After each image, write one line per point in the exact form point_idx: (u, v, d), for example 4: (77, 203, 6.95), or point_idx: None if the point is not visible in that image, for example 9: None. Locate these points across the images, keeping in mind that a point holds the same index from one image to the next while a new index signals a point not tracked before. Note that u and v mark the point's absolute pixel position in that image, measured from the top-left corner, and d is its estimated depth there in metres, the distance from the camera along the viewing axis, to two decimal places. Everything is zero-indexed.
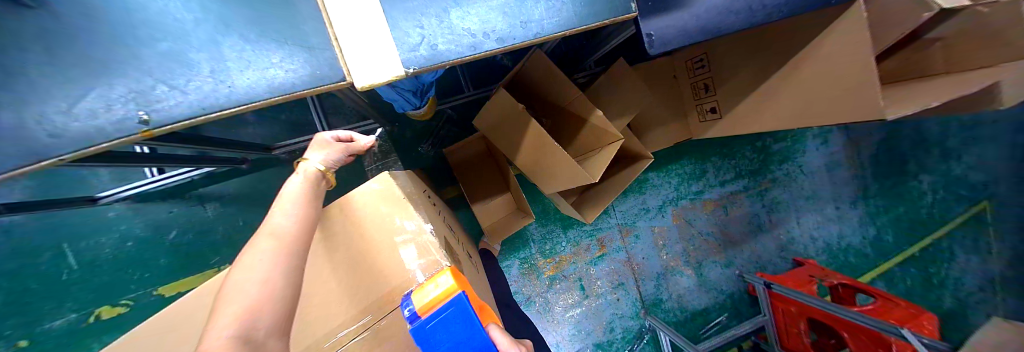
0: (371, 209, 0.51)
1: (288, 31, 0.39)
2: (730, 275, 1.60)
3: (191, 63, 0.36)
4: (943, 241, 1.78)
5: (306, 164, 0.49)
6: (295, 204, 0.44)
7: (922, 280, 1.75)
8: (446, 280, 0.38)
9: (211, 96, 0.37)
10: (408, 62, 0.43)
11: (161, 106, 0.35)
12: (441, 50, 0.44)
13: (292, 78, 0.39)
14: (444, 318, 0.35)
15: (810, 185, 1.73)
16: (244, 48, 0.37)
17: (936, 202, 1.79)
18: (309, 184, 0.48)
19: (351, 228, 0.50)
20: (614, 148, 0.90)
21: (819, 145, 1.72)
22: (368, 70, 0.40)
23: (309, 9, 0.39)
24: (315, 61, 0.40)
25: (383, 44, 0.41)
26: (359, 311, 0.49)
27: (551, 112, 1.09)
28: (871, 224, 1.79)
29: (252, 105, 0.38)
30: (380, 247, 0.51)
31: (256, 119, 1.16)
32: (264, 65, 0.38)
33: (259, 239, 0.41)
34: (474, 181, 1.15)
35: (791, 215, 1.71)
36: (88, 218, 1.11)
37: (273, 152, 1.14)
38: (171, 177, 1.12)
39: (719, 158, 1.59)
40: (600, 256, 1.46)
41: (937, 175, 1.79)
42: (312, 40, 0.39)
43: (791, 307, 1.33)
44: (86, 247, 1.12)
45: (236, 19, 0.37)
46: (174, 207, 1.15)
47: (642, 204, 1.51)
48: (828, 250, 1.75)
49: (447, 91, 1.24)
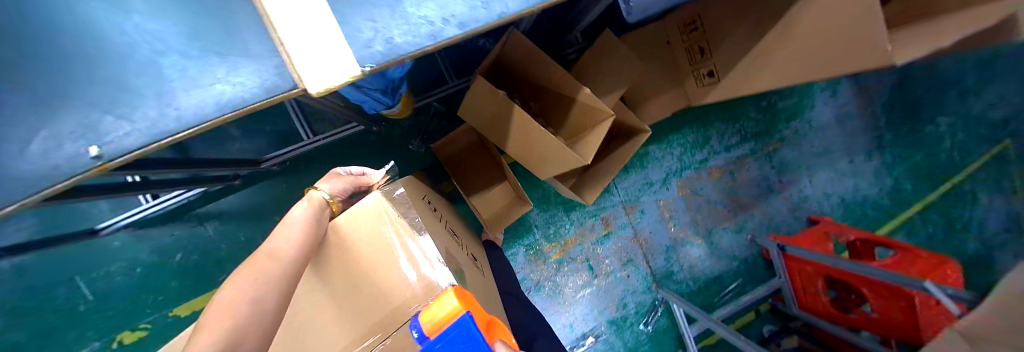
0: (364, 230, 0.49)
1: (228, 41, 0.35)
2: (742, 240, 1.58)
3: (135, 90, 0.34)
4: (966, 186, 1.71)
5: (315, 193, 0.52)
6: (297, 227, 0.44)
7: (943, 226, 1.69)
8: (450, 300, 0.37)
9: (161, 120, 0.34)
10: (363, 60, 0.38)
11: (112, 138, 0.34)
12: (398, 43, 0.39)
13: (242, 91, 0.36)
14: (450, 341, 0.34)
15: (820, 141, 1.66)
16: (186, 66, 0.35)
17: (956, 145, 1.71)
18: (311, 210, 0.48)
19: (343, 249, 0.48)
20: (606, 125, 0.89)
21: (827, 98, 1.65)
22: (319, 71, 0.34)
23: (245, 15, 0.35)
24: (264, 70, 0.36)
25: (332, 42, 0.35)
26: (361, 333, 0.45)
27: (539, 95, 1.07)
28: (887, 174, 1.72)
29: (202, 126, 0.35)
30: (377, 267, 0.48)
31: (241, 134, 1.16)
32: (209, 82, 0.35)
33: (258, 261, 0.40)
34: (470, 174, 1.14)
35: (801, 174, 1.65)
36: (94, 249, 1.14)
37: (262, 166, 1.13)
38: (167, 199, 1.14)
39: (722, 123, 1.54)
40: (606, 235, 1.45)
41: (957, 117, 1.70)
42: (254, 49, 0.35)
43: (805, 267, 1.31)
44: (97, 278, 1.16)
45: (171, 36, 0.34)
46: (177, 230, 1.17)
47: (644, 179, 1.48)
48: (843, 205, 1.70)
49: (430, 86, 1.22)
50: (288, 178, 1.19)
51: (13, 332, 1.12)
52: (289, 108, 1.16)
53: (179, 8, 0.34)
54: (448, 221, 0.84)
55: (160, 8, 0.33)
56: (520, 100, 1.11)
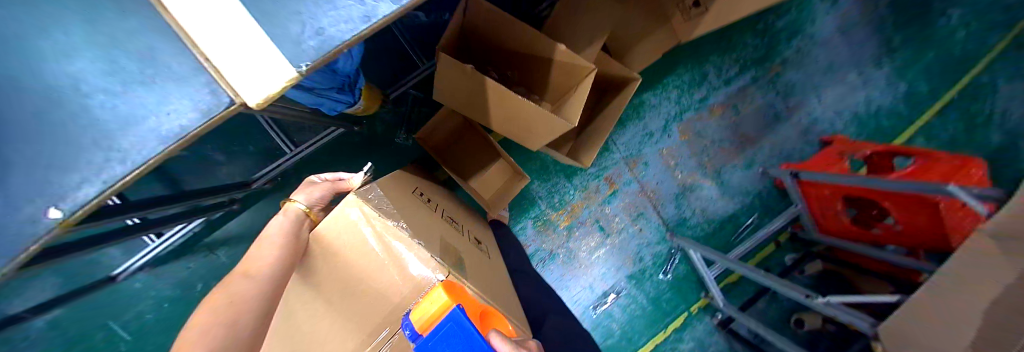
0: (345, 237, 0.48)
1: (150, 68, 0.33)
2: (753, 175, 1.54)
3: (72, 138, 0.32)
4: (983, 77, 1.61)
5: (292, 206, 0.54)
6: (273, 245, 0.45)
7: (965, 123, 1.59)
8: (440, 295, 0.37)
9: (106, 164, 0.33)
10: (296, 59, 0.34)
11: (67, 193, 0.32)
12: (330, 32, 0.34)
13: (178, 117, 0.33)
14: (442, 337, 0.32)
15: (826, 56, 1.56)
16: (115, 103, 0.33)
17: (970, 36, 1.61)
18: (289, 223, 0.50)
19: (326, 256, 0.48)
20: (589, 81, 0.85)
21: (828, 9, 1.53)
22: (252, 81, 0.33)
23: (160, 37, 0.33)
24: (194, 92, 0.33)
25: (259, 45, 0.33)
26: (367, 334, 0.46)
27: (515, 63, 1.01)
28: (899, 80, 1.60)
29: (148, 163, 0.33)
30: (367, 269, 0.48)
31: (226, 158, 1.15)
32: (143, 116, 0.33)
33: (234, 281, 0.41)
34: (462, 157, 1.13)
35: (810, 94, 1.56)
36: (120, 292, 1.21)
37: (251, 187, 1.14)
38: (173, 235, 1.17)
39: (718, 55, 1.47)
40: (612, 193, 1.43)
41: (965, 6, 1.60)
42: (178, 70, 0.33)
43: (824, 190, 1.23)
44: (128, 320, 1.22)
45: (90, 75, 0.32)
46: (190, 262, 1.22)
47: (643, 129, 1.44)
48: (855, 119, 1.59)
49: (402, 72, 1.19)
50: (279, 193, 1.20)
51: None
52: (263, 122, 1.14)
53: (91, 45, 0.32)
54: (449, 212, 0.84)
55: (73, 49, 0.32)
56: (495, 72, 1.06)
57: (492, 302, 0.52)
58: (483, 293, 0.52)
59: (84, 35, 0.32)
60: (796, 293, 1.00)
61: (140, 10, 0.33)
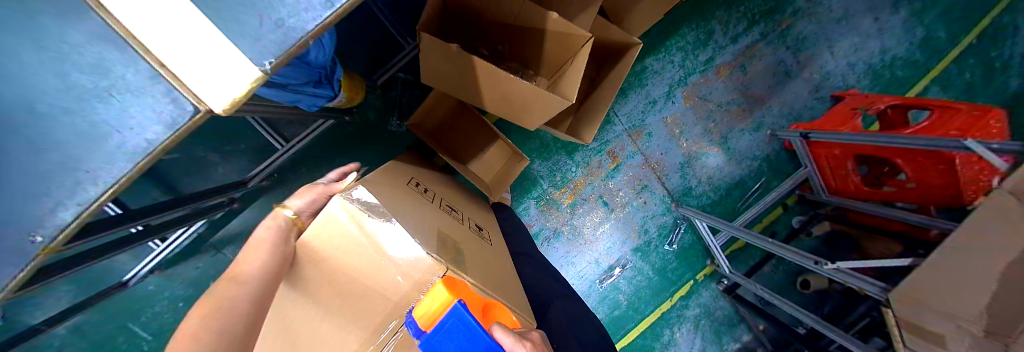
0: (330, 242, 0.47)
1: (104, 80, 0.31)
2: (761, 139, 1.49)
3: (41, 159, 0.32)
4: (1005, 17, 1.50)
5: (281, 211, 0.53)
6: (263, 249, 0.44)
7: (983, 68, 1.51)
8: (440, 291, 0.36)
9: (81, 185, 0.33)
10: (259, 58, 0.32)
11: (45, 216, 0.33)
12: (291, 24, 0.32)
13: (143, 132, 0.32)
14: (446, 332, 0.32)
15: (838, 4, 1.45)
16: (75, 121, 0.31)
17: None
18: (276, 230, 0.49)
19: (316, 262, 0.47)
20: (586, 51, 0.78)
21: None
22: (212, 85, 0.31)
23: (103, 44, 0.30)
24: (154, 104, 0.31)
25: (216, 46, 0.31)
26: (373, 329, 0.46)
27: (506, 37, 0.96)
28: (918, 24, 1.49)
29: (121, 182, 0.33)
30: (362, 270, 0.48)
31: (221, 158, 1.14)
32: (106, 132, 0.32)
33: (221, 286, 0.40)
34: (460, 142, 1.11)
35: (822, 47, 1.47)
36: (137, 295, 1.24)
37: (248, 186, 1.14)
38: (177, 238, 1.20)
39: (723, 11, 1.39)
40: (616, 168, 1.41)
41: None
42: (132, 79, 0.31)
43: (833, 150, 1.20)
44: (148, 320, 1.26)
45: (43, 92, 0.30)
46: (200, 261, 1.25)
47: (646, 97, 1.40)
48: (870, 72, 1.50)
49: (386, 56, 1.17)
50: (277, 189, 1.20)
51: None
52: (253, 122, 1.13)
53: (29, 57, 0.29)
54: (447, 200, 0.83)
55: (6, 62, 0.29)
56: (484, 48, 1.01)
57: (493, 295, 0.51)
58: (485, 285, 0.52)
59: (21, 46, 0.29)
60: (803, 259, 0.99)
61: (80, 11, 0.29)
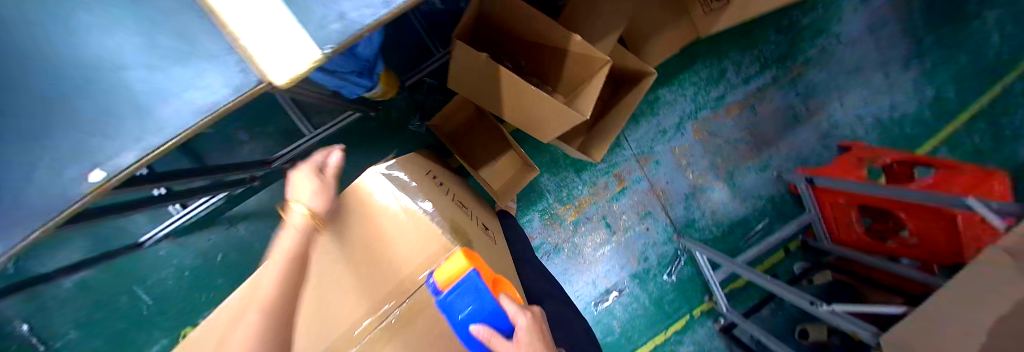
0: (367, 205, 0.55)
1: (186, 45, 0.35)
2: (768, 180, 1.50)
3: (115, 106, 0.35)
4: (1017, 87, 1.52)
5: (295, 212, 0.47)
6: (282, 261, 0.44)
7: (995, 134, 1.51)
8: (456, 259, 0.37)
9: (147, 133, 0.35)
10: (322, 42, 0.36)
11: (109, 159, 0.35)
12: (354, 17, 0.36)
13: (211, 93, 0.35)
14: (457, 296, 0.35)
15: (851, 57, 1.49)
16: (150, 76, 0.35)
17: (1009, 41, 1.52)
18: (297, 236, 0.46)
19: (359, 227, 0.55)
20: (603, 74, 0.84)
21: (856, 6, 1.47)
22: (280, 61, 0.34)
23: (192, 15, 0.34)
24: (228, 70, 0.35)
25: (287, 29, 0.34)
26: (381, 297, 0.50)
27: (530, 53, 1.02)
28: (928, 85, 1.52)
29: (182, 136, 0.35)
30: (388, 239, 0.54)
31: (249, 137, 1.20)
32: (177, 90, 0.35)
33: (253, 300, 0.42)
34: (473, 147, 1.15)
35: (831, 96, 1.50)
36: (145, 260, 1.27)
37: (272, 166, 1.14)
38: (197, 207, 1.21)
39: (738, 52, 1.43)
40: (622, 190, 1.43)
41: (1005, 8, 1.51)
42: (212, 48, 0.35)
43: (838, 200, 1.21)
44: (152, 285, 1.28)
45: (129, 49, 0.35)
46: (211, 233, 1.28)
47: (657, 127, 1.43)
48: (879, 126, 1.53)
49: (417, 61, 1.22)
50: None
51: (91, 338, 1.27)
52: (285, 102, 1.17)
53: (126, 18, 0.34)
54: (460, 198, 0.85)
55: (110, 23, 0.34)
56: (509, 61, 1.07)
57: None
58: None
59: (125, 10, 0.34)
60: (801, 300, 1.00)
61: None
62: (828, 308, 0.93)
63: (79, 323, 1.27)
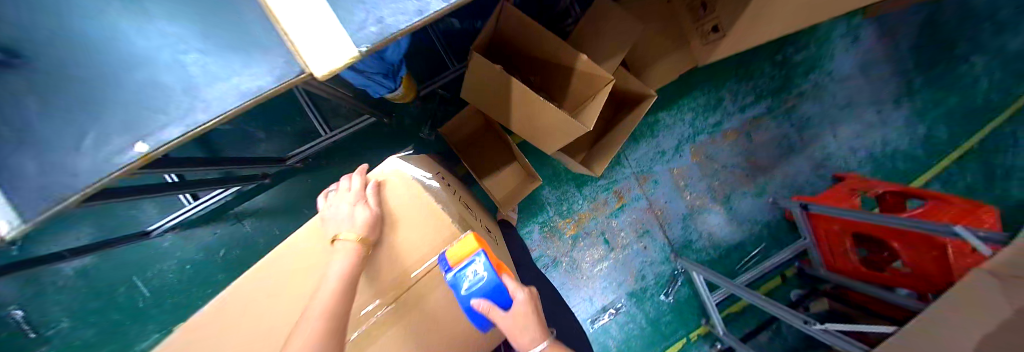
0: (401, 213, 0.54)
1: (239, 37, 0.40)
2: (763, 205, 1.52)
3: (168, 86, 0.40)
4: (1004, 129, 1.58)
5: (343, 241, 0.48)
6: (336, 280, 0.45)
7: (987, 173, 1.56)
8: (466, 240, 0.46)
9: (192, 112, 0.40)
10: (358, 41, 0.40)
11: (156, 133, 0.39)
12: (389, 22, 0.41)
13: (256, 80, 0.40)
14: (467, 269, 0.43)
15: (842, 93, 1.57)
16: (203, 61, 0.40)
17: (997, 85, 1.60)
18: (351, 259, 0.47)
19: (395, 243, 0.53)
20: (606, 91, 0.88)
21: (848, 45, 1.55)
22: (322, 56, 0.38)
23: (249, 12, 0.40)
24: (276, 61, 0.39)
25: (330, 28, 0.39)
26: (388, 289, 0.53)
27: (539, 69, 1.07)
28: (920, 122, 1.58)
29: (225, 114, 0.39)
30: (418, 249, 0.53)
31: (266, 135, 1.24)
32: (226, 75, 0.40)
33: (310, 317, 0.43)
34: (478, 156, 1.22)
35: (825, 128, 1.56)
36: (144, 251, 1.27)
37: (286, 163, 1.21)
38: (208, 199, 1.24)
39: (735, 82, 1.50)
40: (620, 207, 1.45)
41: (992, 53, 1.59)
42: (264, 40, 0.39)
43: (833, 226, 1.23)
44: (152, 276, 1.29)
45: (190, 38, 0.40)
46: (218, 227, 1.28)
47: (656, 148, 1.47)
48: (872, 158, 1.58)
49: (432, 73, 1.29)
50: (314, 171, 1.28)
51: (85, 327, 1.28)
52: (303, 101, 1.22)
53: (191, 12, 0.40)
54: (466, 201, 0.87)
55: (178, 15, 0.40)
56: (519, 76, 1.12)
57: None
58: None
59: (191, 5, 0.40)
60: (796, 319, 1.01)
61: None
62: (820, 328, 0.94)
63: (74, 311, 1.27)
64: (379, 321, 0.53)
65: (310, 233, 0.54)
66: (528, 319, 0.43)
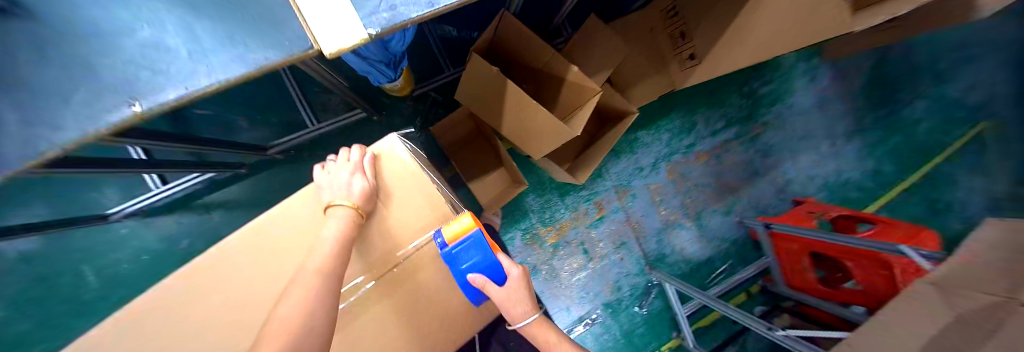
0: (398, 187, 0.54)
1: (252, 10, 0.43)
2: (731, 223, 1.61)
3: (173, 48, 0.42)
4: (944, 168, 1.79)
5: (338, 207, 0.48)
6: (330, 245, 0.45)
7: (927, 206, 1.75)
8: (464, 221, 0.48)
9: (197, 76, 0.42)
10: (369, 25, 0.44)
11: (155, 92, 0.42)
12: (401, 10, 0.45)
13: (263, 51, 0.43)
14: (465, 247, 0.48)
15: (801, 125, 1.72)
16: (211, 30, 0.43)
17: (936, 128, 1.81)
18: (346, 227, 0.47)
19: (387, 218, 0.53)
20: (593, 102, 0.94)
21: (808, 82, 1.72)
22: (334, 35, 0.43)
23: None
24: (285, 34, 0.43)
25: (344, 12, 0.43)
26: (370, 265, 0.52)
27: (531, 78, 1.12)
28: (869, 157, 1.77)
29: (228, 81, 0.43)
30: (409, 225, 0.54)
31: (248, 125, 1.31)
32: (232, 43, 0.43)
33: (302, 280, 0.44)
34: (468, 158, 1.25)
35: (785, 155, 1.70)
36: (105, 235, 1.32)
37: (268, 152, 1.27)
38: (176, 186, 1.30)
39: (707, 109, 1.62)
40: (600, 218, 1.49)
41: (932, 99, 1.82)
42: (277, 15, 0.43)
43: (792, 245, 1.32)
44: (104, 263, 1.33)
45: (202, 8, 0.43)
46: (183, 217, 1.33)
47: (635, 164, 1.54)
48: (826, 186, 1.73)
49: (426, 75, 1.34)
50: (293, 163, 1.34)
51: (34, 308, 1.31)
52: (295, 96, 1.31)
53: None
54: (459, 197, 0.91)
55: None
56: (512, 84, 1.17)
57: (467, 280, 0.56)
58: None
59: None
60: (759, 325, 1.07)
61: None
62: (782, 333, 1.00)
63: (20, 293, 1.30)
64: (364, 295, 0.52)
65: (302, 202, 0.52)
66: (524, 291, 0.56)
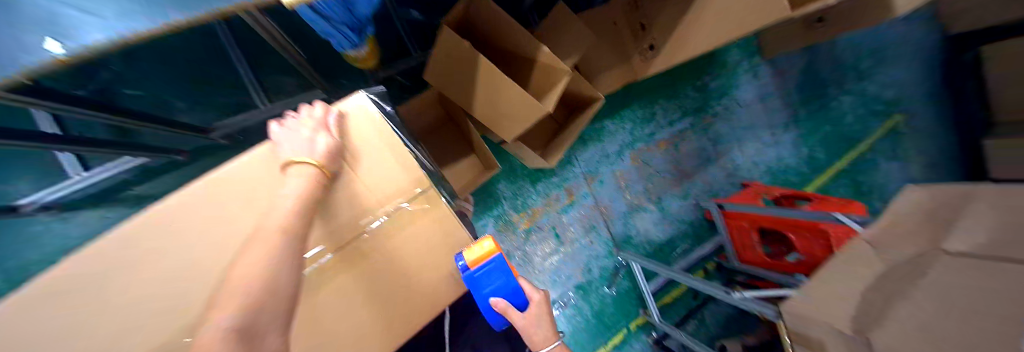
0: (367, 150, 0.52)
1: None
2: (688, 206, 1.75)
3: None
4: (865, 155, 2.07)
5: (299, 164, 0.45)
6: (292, 201, 0.42)
7: (852, 189, 2.01)
8: (485, 244, 0.55)
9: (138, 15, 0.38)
10: None
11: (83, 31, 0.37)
12: None
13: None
14: (486, 269, 0.54)
15: (746, 117, 1.90)
16: None
17: (858, 120, 2.09)
18: (308, 185, 0.44)
19: (354, 181, 0.51)
20: (562, 85, 0.98)
21: (751, 78, 1.91)
22: None
23: None
24: None
25: None
26: (336, 232, 0.50)
27: (502, 60, 1.15)
28: (804, 146, 1.99)
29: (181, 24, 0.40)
30: (375, 190, 0.53)
31: (186, 105, 1.22)
32: None
33: (262, 237, 0.40)
34: (439, 142, 1.25)
35: (733, 144, 1.87)
36: (12, 232, 1.16)
37: (208, 136, 1.20)
38: (101, 173, 1.19)
39: (665, 100, 1.74)
40: (570, 204, 1.54)
41: (855, 95, 2.10)
42: None
43: (742, 222, 1.48)
44: (10, 266, 1.16)
45: None
46: (111, 211, 1.22)
47: (602, 151, 1.61)
48: (769, 171, 1.93)
49: (393, 59, 1.31)
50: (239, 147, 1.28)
51: None
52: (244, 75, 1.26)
53: None
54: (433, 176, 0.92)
55: None
56: None
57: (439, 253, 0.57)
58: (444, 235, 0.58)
59: None
60: (718, 290, 1.14)
61: None
62: (738, 295, 1.07)
63: None
64: (321, 270, 0.50)
65: (255, 159, 0.46)
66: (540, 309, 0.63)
